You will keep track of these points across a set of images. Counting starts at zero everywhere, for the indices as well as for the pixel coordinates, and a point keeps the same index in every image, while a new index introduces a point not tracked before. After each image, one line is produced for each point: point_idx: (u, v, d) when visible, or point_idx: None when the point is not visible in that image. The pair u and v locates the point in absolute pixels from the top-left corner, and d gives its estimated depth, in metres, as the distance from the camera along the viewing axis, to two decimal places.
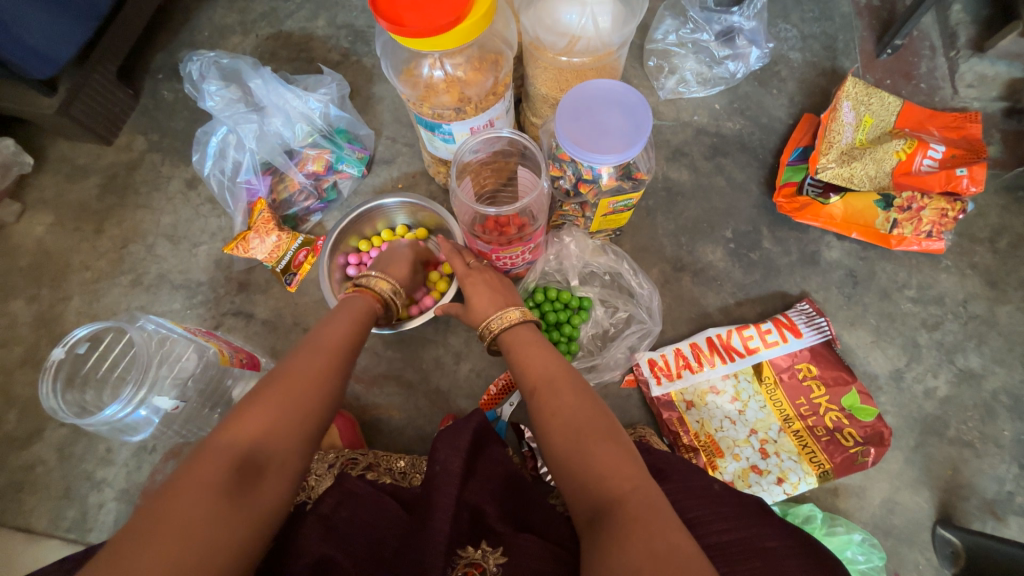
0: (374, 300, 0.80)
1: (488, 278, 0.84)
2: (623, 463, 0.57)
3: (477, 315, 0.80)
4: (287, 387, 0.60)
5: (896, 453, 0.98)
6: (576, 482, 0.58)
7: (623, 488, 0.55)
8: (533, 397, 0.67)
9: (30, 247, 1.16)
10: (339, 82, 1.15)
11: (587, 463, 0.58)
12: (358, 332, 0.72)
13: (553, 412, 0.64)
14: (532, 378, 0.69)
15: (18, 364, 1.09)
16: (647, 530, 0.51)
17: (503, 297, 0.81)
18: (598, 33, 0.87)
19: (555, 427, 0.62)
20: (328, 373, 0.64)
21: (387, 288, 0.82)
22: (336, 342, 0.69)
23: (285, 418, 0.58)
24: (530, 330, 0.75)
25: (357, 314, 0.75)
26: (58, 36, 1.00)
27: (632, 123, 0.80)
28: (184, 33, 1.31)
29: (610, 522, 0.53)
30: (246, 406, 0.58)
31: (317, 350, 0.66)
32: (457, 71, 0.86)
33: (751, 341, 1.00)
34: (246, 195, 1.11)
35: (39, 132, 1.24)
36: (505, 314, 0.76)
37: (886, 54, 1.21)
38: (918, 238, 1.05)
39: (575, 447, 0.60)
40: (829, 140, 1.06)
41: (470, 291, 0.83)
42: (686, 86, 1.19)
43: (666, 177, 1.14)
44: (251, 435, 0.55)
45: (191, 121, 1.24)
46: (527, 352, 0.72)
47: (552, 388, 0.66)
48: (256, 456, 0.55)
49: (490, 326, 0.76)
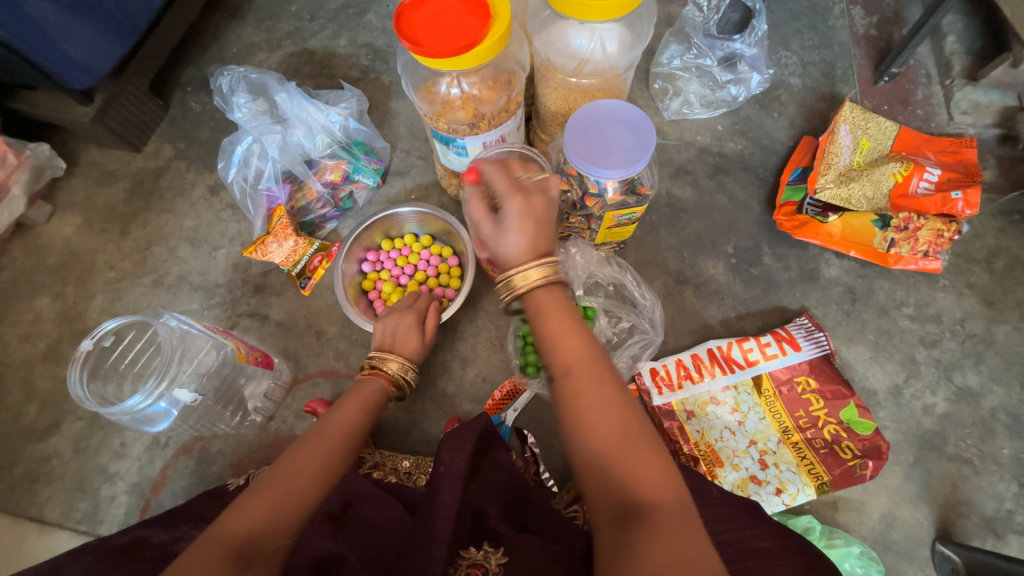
0: (387, 384, 0.87)
1: (538, 212, 0.70)
2: (659, 468, 0.57)
3: (509, 249, 0.69)
4: (285, 479, 0.65)
5: (895, 467, 0.99)
6: (609, 478, 0.57)
7: (661, 494, 0.55)
8: (569, 377, 0.63)
9: (58, 246, 1.22)
10: (359, 97, 1.21)
11: (627, 463, 0.57)
12: (361, 423, 0.78)
13: (590, 401, 0.60)
14: (567, 359, 0.64)
15: (40, 358, 1.13)
16: (681, 535, 0.51)
17: (545, 241, 0.70)
18: (606, 57, 0.92)
19: (594, 418, 0.60)
20: (332, 462, 0.70)
21: (402, 371, 0.89)
22: (343, 432, 0.75)
23: (283, 508, 0.62)
24: (563, 299, 0.69)
25: (367, 402, 0.82)
26: (99, 49, 1.07)
27: (637, 140, 0.84)
28: (213, 49, 1.38)
29: (644, 522, 0.53)
30: (248, 497, 0.62)
31: (318, 445, 0.71)
32: (473, 90, 0.91)
33: (751, 353, 1.02)
34: (266, 202, 1.16)
35: (72, 138, 1.31)
36: (542, 267, 0.68)
37: (883, 81, 1.26)
38: (915, 258, 1.07)
39: (616, 444, 0.58)
40: (828, 161, 1.10)
41: (510, 217, 0.68)
42: (690, 107, 1.24)
43: (669, 193, 1.18)
44: (253, 525, 0.59)
45: (217, 131, 1.31)
46: (563, 328, 0.65)
47: (592, 376, 0.62)
48: (255, 541, 0.58)
49: (526, 275, 0.67)
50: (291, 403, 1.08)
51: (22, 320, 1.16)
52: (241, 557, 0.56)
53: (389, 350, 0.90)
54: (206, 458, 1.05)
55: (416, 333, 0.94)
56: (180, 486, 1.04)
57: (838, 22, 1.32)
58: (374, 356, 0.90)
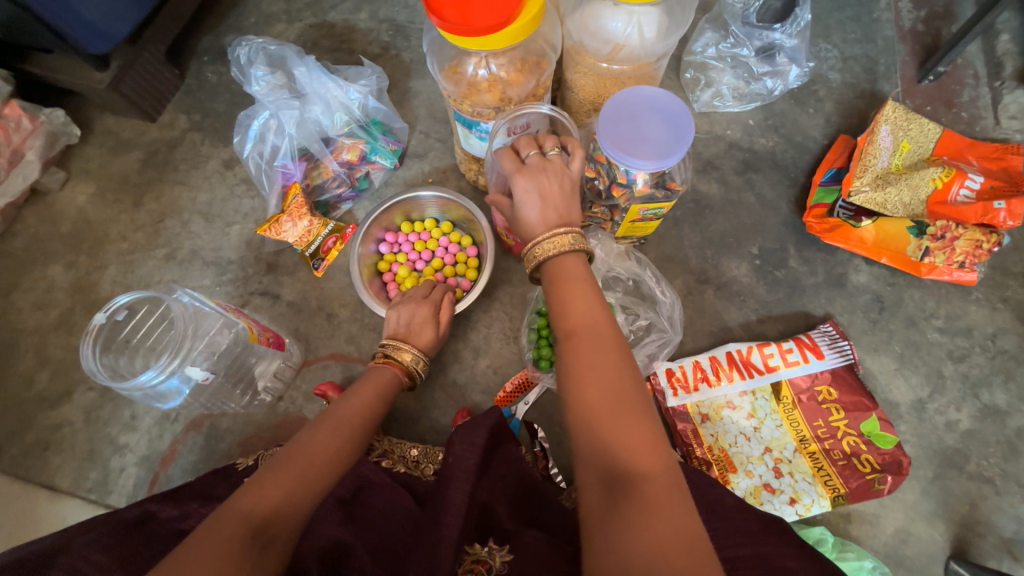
0: (400, 373, 0.86)
1: (544, 186, 0.70)
2: (656, 445, 0.55)
3: (525, 227, 0.72)
4: (300, 460, 0.65)
5: (913, 483, 0.97)
6: (602, 445, 0.55)
7: (655, 470, 0.52)
8: (570, 340, 0.62)
9: (72, 215, 1.21)
10: (379, 75, 1.16)
11: (621, 432, 0.54)
12: (374, 411, 0.79)
13: (586, 365, 0.59)
14: (572, 323, 0.63)
15: (53, 327, 1.13)
16: (671, 511, 0.49)
17: (558, 212, 0.70)
18: (642, 43, 0.87)
19: (590, 381, 0.58)
20: (346, 447, 0.71)
21: (416, 361, 0.88)
22: (356, 417, 0.76)
23: (298, 490, 0.62)
24: (578, 265, 0.68)
25: (381, 390, 0.82)
26: (115, 13, 1.04)
27: (672, 132, 0.80)
28: (231, 18, 1.34)
29: (635, 495, 0.51)
30: (266, 474, 0.62)
31: (334, 428, 0.72)
32: (501, 71, 0.87)
33: (771, 359, 1.00)
34: (281, 179, 1.14)
35: (86, 105, 1.29)
36: (556, 236, 0.68)
37: (928, 80, 1.20)
38: (950, 269, 1.03)
39: (611, 411, 0.56)
40: (865, 163, 1.05)
41: (517, 195, 0.71)
42: (721, 100, 1.19)
43: (695, 189, 1.14)
44: (271, 504, 0.59)
45: (232, 104, 1.28)
46: (571, 292, 0.65)
47: (594, 340, 0.61)
48: (271, 521, 0.57)
49: (536, 250, 0.69)
50: (300, 384, 1.08)
51: (35, 287, 1.16)
52: (258, 536, 0.55)
53: (400, 340, 0.89)
54: (215, 435, 1.06)
55: (429, 324, 0.91)
56: (189, 462, 1.05)
57: (884, 15, 1.25)
58: (385, 345, 0.88)
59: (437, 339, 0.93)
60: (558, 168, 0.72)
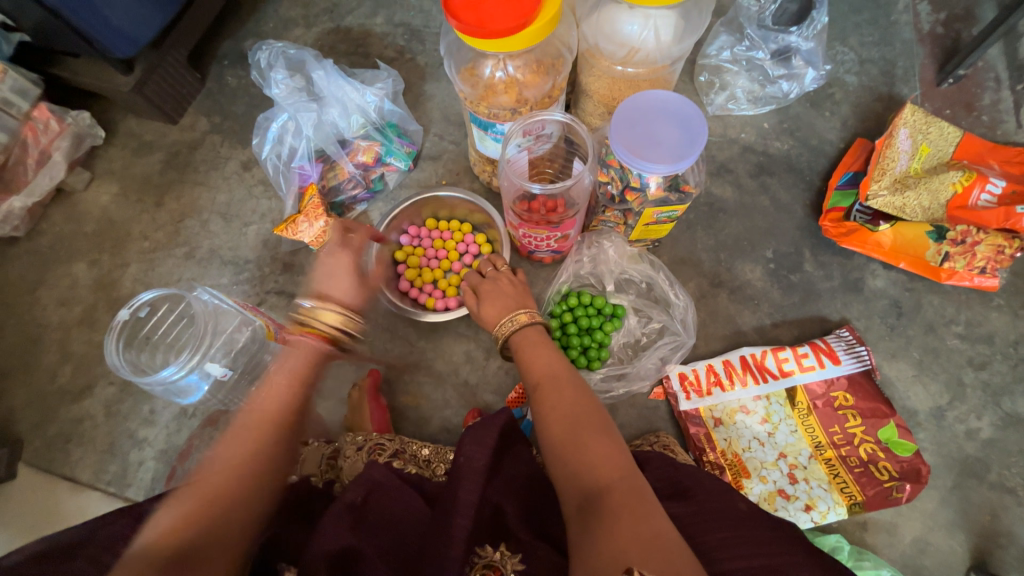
0: (319, 339, 0.81)
1: (504, 290, 0.88)
2: (613, 454, 0.62)
3: (490, 319, 0.86)
4: (204, 484, 0.65)
5: (932, 492, 0.95)
6: (570, 470, 0.63)
7: (611, 477, 0.59)
8: (537, 391, 0.73)
9: (96, 214, 1.24)
10: (395, 78, 1.19)
11: (582, 453, 0.63)
12: (294, 398, 0.77)
13: (550, 407, 0.70)
14: (535, 375, 0.76)
15: (76, 323, 1.16)
16: (632, 514, 0.54)
17: (515, 302, 0.86)
18: (658, 46, 0.88)
19: (553, 417, 0.69)
20: (260, 447, 0.71)
21: (334, 320, 0.82)
22: (271, 413, 0.74)
23: (204, 510, 0.63)
24: (539, 332, 0.81)
25: (301, 370, 0.79)
26: (141, 18, 1.07)
27: (686, 136, 0.80)
28: (251, 23, 1.37)
29: (600, 508, 0.56)
30: (163, 513, 0.62)
31: (244, 433, 0.71)
32: (517, 73, 0.88)
33: (786, 363, 0.99)
34: (298, 180, 1.15)
35: (111, 107, 1.32)
36: (514, 317, 0.82)
37: (947, 83, 1.18)
38: (970, 274, 1.01)
39: (573, 438, 0.65)
40: (883, 167, 1.04)
41: (482, 298, 0.88)
42: (735, 103, 1.19)
43: (709, 192, 1.13)
44: (177, 535, 0.59)
45: (251, 106, 1.30)
46: (536, 351, 0.78)
47: (554, 384, 0.73)
48: (211, 537, 0.61)
49: (501, 329, 0.82)
50: None
51: (60, 285, 1.19)
52: (196, 555, 0.58)
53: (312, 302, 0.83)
54: None
55: (340, 279, 0.85)
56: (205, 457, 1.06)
57: (902, 17, 1.24)
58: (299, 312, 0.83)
59: (359, 291, 0.86)
60: (506, 274, 0.91)
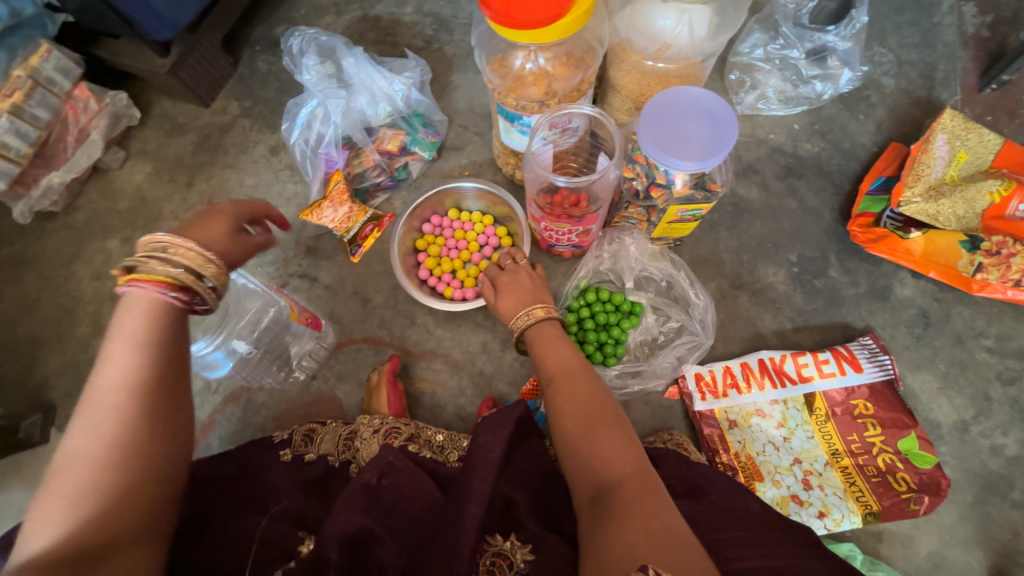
0: (160, 284, 0.61)
1: (522, 282, 0.88)
2: (626, 449, 0.63)
3: (507, 311, 0.86)
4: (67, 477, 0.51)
5: (951, 506, 0.93)
6: (582, 464, 0.63)
7: (622, 471, 0.60)
8: (551, 384, 0.74)
9: (130, 192, 1.28)
10: (422, 68, 1.20)
11: (594, 447, 0.63)
12: (161, 349, 0.59)
13: (564, 401, 0.70)
14: (550, 369, 0.76)
15: (108, 296, 1.20)
16: (644, 509, 0.55)
17: (532, 297, 0.86)
18: (692, 41, 0.86)
19: (567, 412, 0.69)
20: (124, 417, 0.55)
21: (185, 261, 0.63)
22: (131, 371, 0.57)
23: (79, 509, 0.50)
24: (554, 327, 0.82)
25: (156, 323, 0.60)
26: (179, 1, 1.09)
27: (715, 132, 0.79)
28: (283, 10, 1.39)
29: (612, 501, 0.57)
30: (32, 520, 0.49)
31: (103, 403, 0.55)
32: (547, 66, 0.89)
33: (806, 369, 0.97)
34: (324, 165, 1.15)
35: (147, 89, 1.36)
36: (530, 311, 0.82)
37: (990, 88, 1.14)
38: (1004, 287, 0.98)
39: (586, 432, 0.65)
40: (918, 173, 1.01)
41: (501, 290, 0.89)
42: (766, 102, 1.16)
43: (734, 193, 1.12)
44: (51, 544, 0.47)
45: (281, 92, 1.33)
46: (551, 345, 0.78)
47: (568, 378, 0.73)
48: (101, 539, 0.49)
49: (516, 323, 0.82)
50: (333, 364, 1.11)
51: (94, 259, 1.23)
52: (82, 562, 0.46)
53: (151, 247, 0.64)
54: (252, 408, 1.10)
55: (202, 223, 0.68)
56: (226, 432, 1.09)
57: (946, 19, 1.20)
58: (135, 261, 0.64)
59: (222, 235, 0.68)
60: (524, 267, 0.92)
